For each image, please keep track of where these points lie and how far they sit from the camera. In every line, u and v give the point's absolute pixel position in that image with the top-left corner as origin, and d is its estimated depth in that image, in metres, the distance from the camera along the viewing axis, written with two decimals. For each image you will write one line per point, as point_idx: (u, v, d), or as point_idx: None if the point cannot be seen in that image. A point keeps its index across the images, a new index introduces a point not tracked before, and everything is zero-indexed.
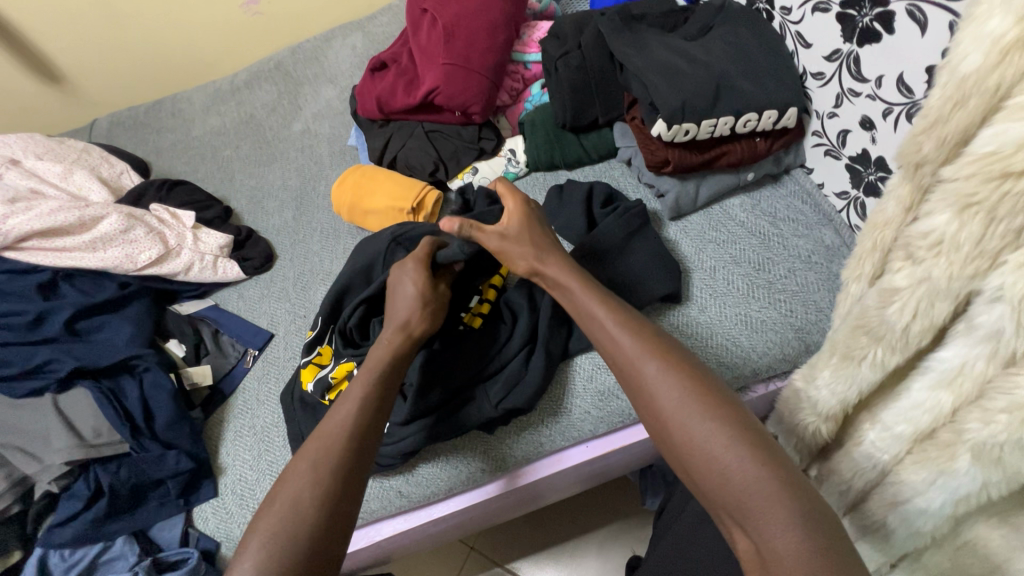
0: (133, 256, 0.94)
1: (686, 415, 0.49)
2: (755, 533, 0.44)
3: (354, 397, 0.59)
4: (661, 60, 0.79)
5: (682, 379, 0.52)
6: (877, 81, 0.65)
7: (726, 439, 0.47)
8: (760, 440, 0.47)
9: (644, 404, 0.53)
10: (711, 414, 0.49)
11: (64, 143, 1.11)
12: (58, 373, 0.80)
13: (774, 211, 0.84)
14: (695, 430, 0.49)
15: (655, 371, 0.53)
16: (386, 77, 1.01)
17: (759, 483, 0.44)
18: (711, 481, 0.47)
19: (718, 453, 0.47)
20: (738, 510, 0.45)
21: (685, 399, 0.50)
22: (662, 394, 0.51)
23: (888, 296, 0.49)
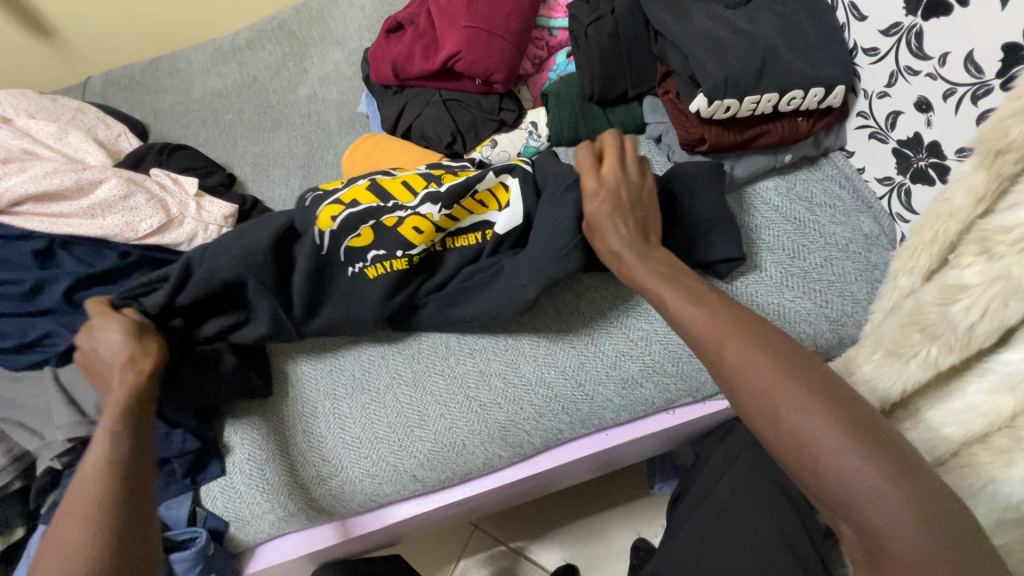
0: (133, 224, 0.88)
1: (781, 394, 0.45)
2: (868, 533, 0.41)
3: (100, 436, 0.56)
4: (703, 29, 0.74)
5: (772, 362, 0.47)
6: (940, 59, 0.62)
7: (833, 430, 0.43)
8: (879, 434, 0.43)
9: (726, 383, 0.49)
10: (823, 409, 0.44)
11: (58, 102, 1.05)
12: (58, 347, 0.77)
13: (811, 195, 0.79)
14: (786, 413, 0.45)
15: (732, 346, 0.49)
16: (402, 40, 0.94)
17: (874, 478, 0.40)
18: (819, 475, 0.43)
19: (817, 435, 0.43)
20: (845, 502, 0.41)
21: (786, 379, 0.46)
22: (758, 384, 0.47)
23: (952, 293, 0.47)
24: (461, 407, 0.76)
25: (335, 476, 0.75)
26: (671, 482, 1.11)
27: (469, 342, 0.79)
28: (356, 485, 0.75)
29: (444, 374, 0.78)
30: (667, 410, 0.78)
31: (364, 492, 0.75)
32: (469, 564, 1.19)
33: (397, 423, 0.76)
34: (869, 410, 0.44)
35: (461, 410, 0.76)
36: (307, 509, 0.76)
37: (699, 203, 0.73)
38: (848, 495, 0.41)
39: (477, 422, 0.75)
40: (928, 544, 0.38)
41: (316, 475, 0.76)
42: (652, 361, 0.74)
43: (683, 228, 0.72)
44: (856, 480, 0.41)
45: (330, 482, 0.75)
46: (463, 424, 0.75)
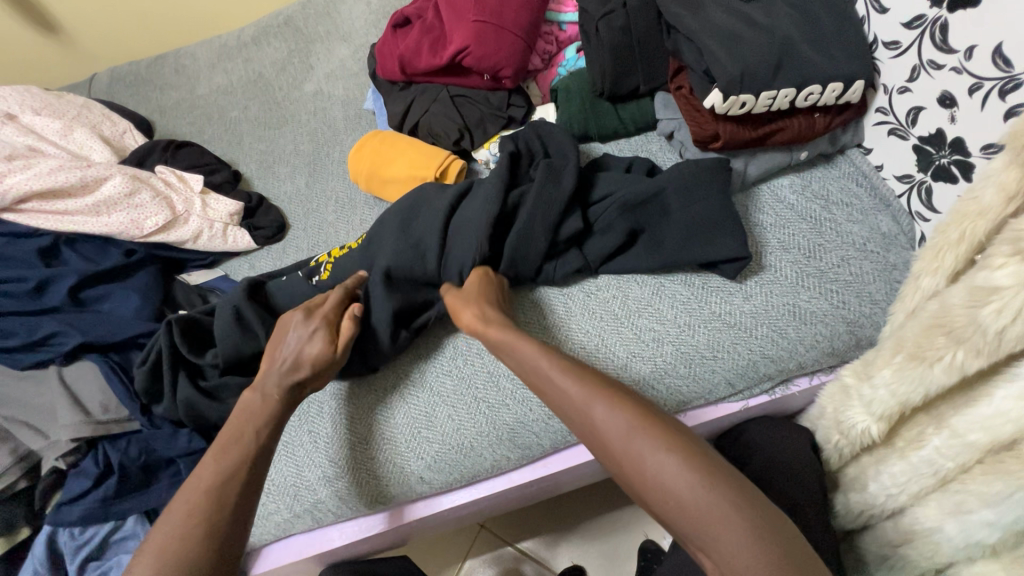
0: (139, 221, 0.88)
1: (635, 444, 0.50)
2: (717, 556, 0.44)
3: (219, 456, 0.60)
4: (718, 22, 0.72)
5: (627, 412, 0.52)
6: (966, 52, 0.60)
7: (683, 466, 0.47)
8: (715, 464, 0.48)
9: (593, 440, 0.53)
10: (670, 450, 0.48)
11: (63, 98, 1.04)
12: (64, 346, 0.76)
13: (828, 193, 0.77)
14: (645, 460, 0.48)
15: (596, 407, 0.53)
16: (409, 35, 0.93)
17: (716, 505, 0.45)
18: (662, 506, 0.47)
19: (667, 476, 0.47)
20: (699, 532, 0.45)
21: (635, 429, 0.50)
22: (608, 430, 0.52)
23: (982, 295, 0.46)
24: (469, 409, 0.74)
25: (340, 477, 0.74)
26: None
27: (476, 343, 0.78)
28: (362, 487, 0.74)
29: (452, 375, 0.77)
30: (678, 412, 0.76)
31: (369, 494, 0.74)
32: (475, 564, 1.18)
33: (402, 426, 0.75)
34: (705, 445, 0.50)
35: (470, 413, 0.74)
36: (311, 510, 0.75)
37: (709, 203, 0.71)
38: (702, 525, 0.44)
39: (484, 425, 0.74)
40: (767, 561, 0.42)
41: (321, 476, 0.75)
42: (663, 362, 0.71)
43: (686, 228, 0.72)
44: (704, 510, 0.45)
45: (336, 484, 0.74)
46: (470, 425, 0.74)
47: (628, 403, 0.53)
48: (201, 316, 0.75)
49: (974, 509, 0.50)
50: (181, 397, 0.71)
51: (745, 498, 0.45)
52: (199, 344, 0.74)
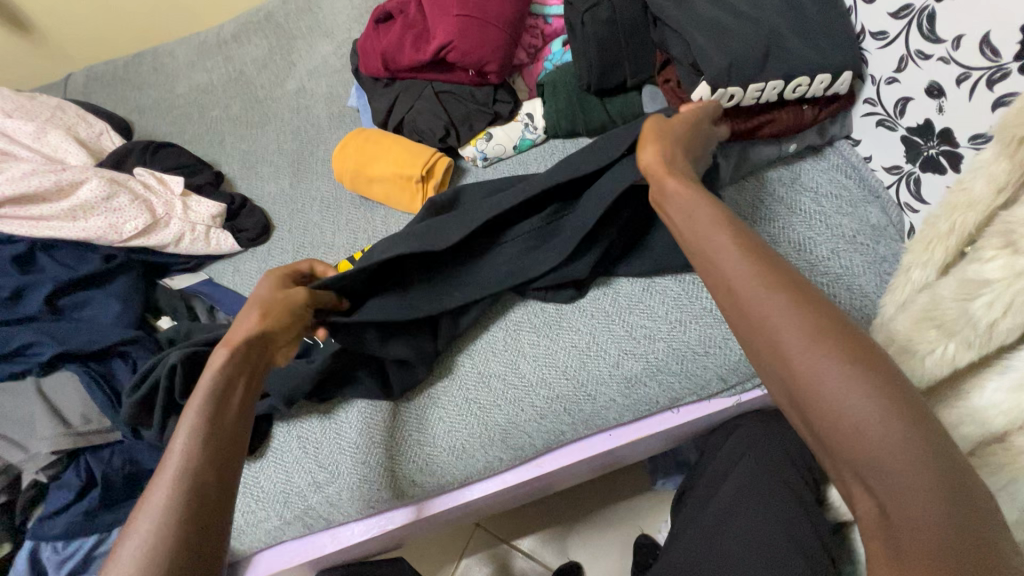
0: (118, 226, 0.86)
1: (813, 355, 0.39)
2: (892, 503, 0.36)
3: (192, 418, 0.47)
4: (705, 14, 0.71)
5: (812, 315, 0.40)
6: (953, 42, 0.59)
7: (878, 405, 0.36)
8: (915, 408, 0.37)
9: (754, 333, 0.43)
10: (846, 358, 0.38)
11: (36, 100, 1.01)
12: (41, 357, 0.74)
13: (817, 185, 0.77)
14: (823, 373, 0.38)
15: (773, 296, 0.42)
16: (392, 30, 0.91)
17: (892, 430, 0.36)
18: (833, 434, 0.38)
19: (850, 401, 0.37)
20: (863, 471, 0.37)
21: (816, 336, 0.39)
22: (783, 327, 0.40)
23: (973, 287, 0.46)
24: (473, 395, 0.74)
25: (331, 482, 0.73)
26: (675, 477, 1.10)
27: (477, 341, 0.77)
28: (353, 491, 0.73)
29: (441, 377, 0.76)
30: (671, 409, 0.75)
31: (360, 499, 0.73)
32: (471, 562, 1.18)
33: (410, 425, 0.74)
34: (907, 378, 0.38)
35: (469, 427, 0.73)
36: (303, 517, 0.74)
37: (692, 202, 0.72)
38: (870, 459, 0.36)
39: (475, 426, 0.73)
40: (955, 529, 0.34)
41: (311, 482, 0.74)
42: (655, 360, 0.72)
43: None
44: (892, 454, 0.36)
45: (326, 490, 0.73)
46: (460, 427, 0.73)
47: (819, 306, 0.41)
48: (205, 350, 0.70)
49: None
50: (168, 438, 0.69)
51: (930, 433, 0.36)
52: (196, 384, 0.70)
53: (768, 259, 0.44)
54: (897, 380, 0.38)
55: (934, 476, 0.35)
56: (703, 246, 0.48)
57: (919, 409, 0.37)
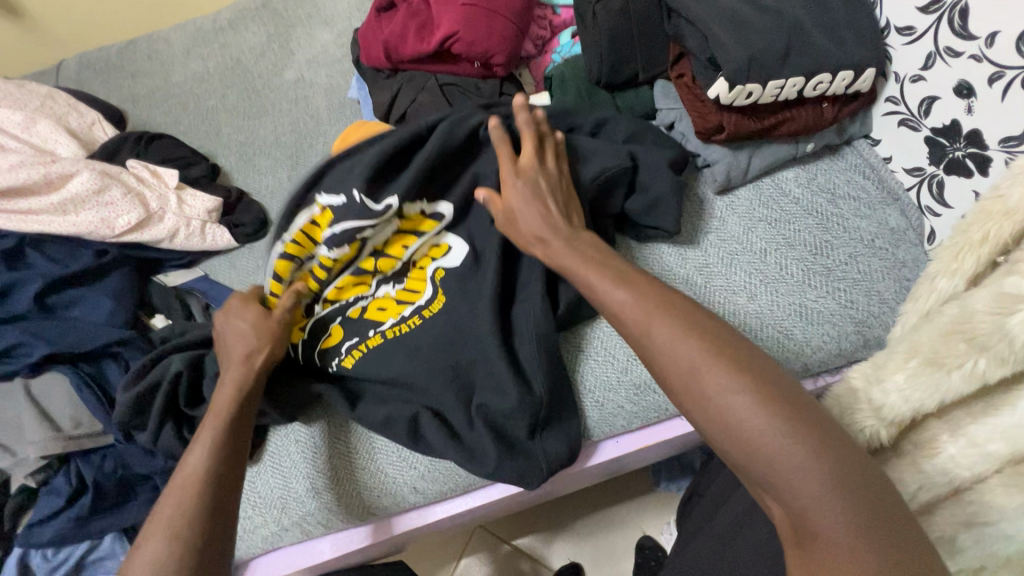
0: (110, 221, 0.83)
1: (701, 374, 0.44)
2: (792, 504, 0.39)
3: (207, 438, 0.54)
4: (724, 6, 0.67)
5: (697, 339, 0.45)
6: (988, 39, 0.57)
7: (767, 412, 0.40)
8: (802, 407, 0.41)
9: (653, 365, 0.48)
10: (731, 372, 0.43)
11: (26, 88, 0.98)
12: (30, 357, 0.72)
13: (834, 186, 0.74)
14: (712, 390, 0.43)
15: (655, 323, 0.47)
16: (395, 19, 0.87)
17: (779, 437, 0.39)
18: (737, 452, 0.41)
19: (740, 412, 0.41)
20: (771, 481, 0.40)
21: (704, 356, 0.44)
22: (675, 355, 0.45)
23: (1009, 302, 0.44)
24: None
25: (328, 488, 0.71)
26: (679, 480, 1.08)
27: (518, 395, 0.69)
28: (353, 497, 0.71)
29: None
30: (680, 416, 0.73)
31: (359, 505, 0.71)
32: (471, 563, 1.16)
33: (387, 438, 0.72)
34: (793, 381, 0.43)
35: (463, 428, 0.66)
36: (299, 524, 0.72)
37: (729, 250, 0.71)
38: (772, 471, 0.39)
39: None
40: (855, 519, 0.37)
41: (309, 488, 0.72)
42: None
43: None
44: (786, 459, 0.39)
45: (324, 496, 0.71)
46: None
47: (704, 332, 0.46)
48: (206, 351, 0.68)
49: (993, 520, 0.46)
50: (161, 443, 0.66)
51: (814, 429, 0.40)
52: (197, 393, 0.67)
53: (660, 295, 0.50)
54: (783, 386, 0.42)
55: (824, 469, 0.38)
56: (598, 298, 0.54)
57: (805, 407, 0.41)
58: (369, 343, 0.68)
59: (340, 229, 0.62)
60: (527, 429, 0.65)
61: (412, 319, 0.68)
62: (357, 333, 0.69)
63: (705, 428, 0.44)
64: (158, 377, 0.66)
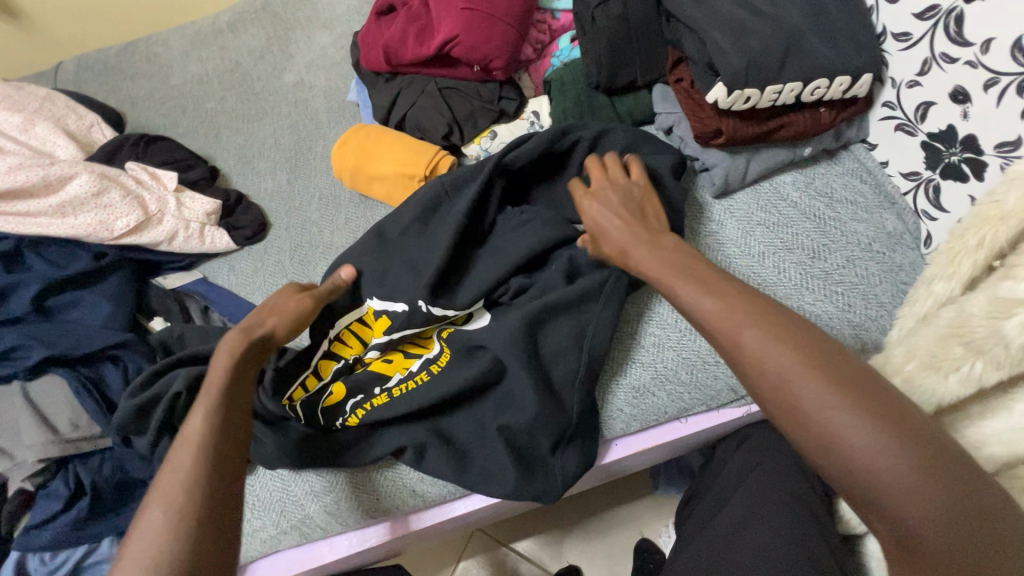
0: (109, 223, 0.83)
1: (796, 381, 0.41)
2: (890, 512, 0.37)
3: (207, 404, 0.50)
4: (722, 11, 0.68)
5: (788, 343, 0.43)
6: (983, 45, 0.57)
7: (866, 423, 0.38)
8: (899, 410, 0.39)
9: (742, 369, 0.44)
10: (828, 381, 0.40)
11: (24, 90, 0.98)
12: (27, 360, 0.72)
13: (831, 191, 0.75)
14: (807, 397, 0.40)
15: (743, 328, 0.44)
16: (394, 23, 0.88)
17: (881, 447, 0.37)
18: (835, 461, 0.39)
19: (836, 422, 0.39)
20: (867, 490, 0.38)
21: (800, 362, 0.42)
22: (770, 360, 0.42)
23: (1005, 306, 0.44)
24: None
25: (329, 491, 0.71)
26: (677, 482, 1.08)
27: None
28: (352, 499, 0.71)
29: None
30: (679, 419, 0.73)
31: (358, 508, 0.71)
32: (469, 565, 1.16)
33: None
34: (887, 385, 0.41)
35: (469, 433, 0.68)
36: (299, 527, 0.72)
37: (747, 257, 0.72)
38: (871, 481, 0.37)
39: None
40: (957, 527, 0.36)
41: (308, 491, 0.72)
42: (664, 368, 0.71)
43: None
44: (889, 471, 0.37)
45: (324, 498, 0.71)
46: None
47: (795, 333, 0.44)
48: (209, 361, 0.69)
49: None
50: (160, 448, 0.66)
51: (916, 433, 0.38)
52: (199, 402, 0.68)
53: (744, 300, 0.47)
54: (876, 391, 0.40)
55: (929, 477, 0.37)
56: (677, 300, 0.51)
57: (902, 411, 0.39)
58: (374, 401, 0.69)
59: (380, 303, 0.72)
60: (536, 438, 0.65)
61: (420, 375, 0.69)
62: (360, 390, 0.70)
63: (794, 436, 0.42)
64: (160, 386, 0.67)
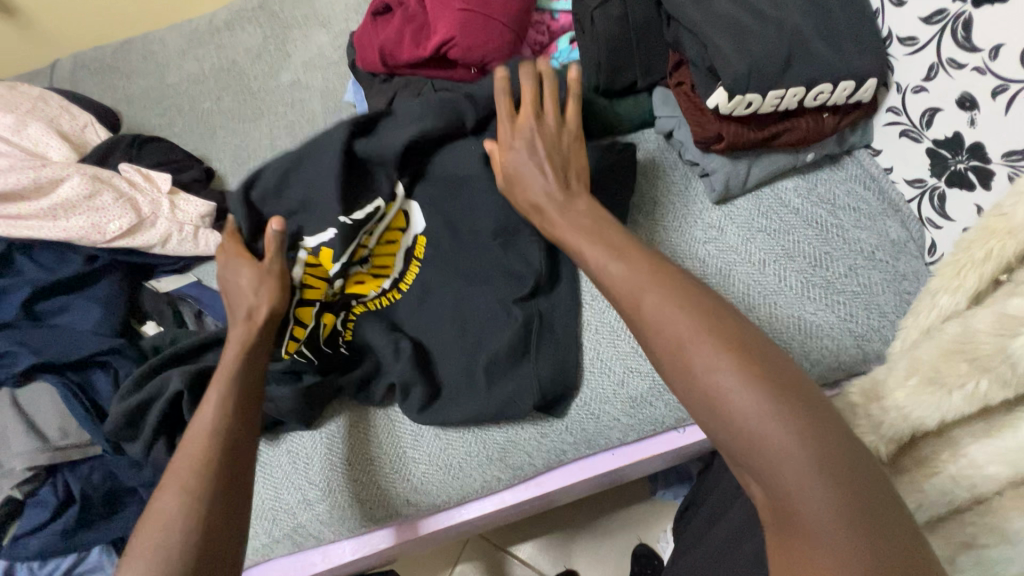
0: (101, 226, 0.82)
1: (695, 353, 0.42)
2: (777, 489, 0.37)
3: (215, 398, 0.54)
4: (724, 14, 0.66)
5: (694, 319, 0.43)
6: (992, 51, 0.56)
7: (755, 396, 0.39)
8: (793, 390, 0.39)
9: (651, 342, 0.45)
10: (726, 354, 0.41)
11: (17, 90, 0.96)
12: (17, 366, 0.71)
13: (834, 197, 0.73)
14: (704, 371, 0.41)
15: (649, 296, 0.46)
16: (390, 23, 0.86)
17: (768, 421, 0.38)
18: (726, 432, 0.40)
19: (730, 395, 0.39)
20: (756, 464, 0.38)
21: (701, 336, 0.42)
22: (675, 333, 0.43)
23: (1012, 324, 0.43)
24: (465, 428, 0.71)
25: (323, 500, 0.70)
26: (675, 487, 1.08)
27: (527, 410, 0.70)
28: (346, 508, 0.70)
29: None
30: (677, 428, 0.72)
31: (351, 517, 0.70)
32: (466, 569, 1.16)
33: (387, 446, 0.71)
34: (786, 361, 0.41)
35: None
36: (291, 535, 0.71)
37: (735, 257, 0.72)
38: (758, 452, 0.38)
39: (474, 444, 0.70)
40: (841, 507, 0.35)
41: (302, 499, 0.71)
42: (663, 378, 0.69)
43: None
44: (774, 445, 0.37)
45: (317, 507, 0.70)
46: (458, 444, 0.70)
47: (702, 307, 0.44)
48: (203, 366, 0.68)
49: (991, 542, 0.45)
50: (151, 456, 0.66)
51: (806, 411, 0.38)
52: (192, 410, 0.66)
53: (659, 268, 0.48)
54: (776, 365, 0.41)
55: (813, 453, 0.37)
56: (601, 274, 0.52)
57: (796, 388, 0.39)
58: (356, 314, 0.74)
59: (313, 239, 0.67)
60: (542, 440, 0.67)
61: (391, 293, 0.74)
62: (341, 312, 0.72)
63: (695, 408, 0.42)
64: (152, 390, 0.66)
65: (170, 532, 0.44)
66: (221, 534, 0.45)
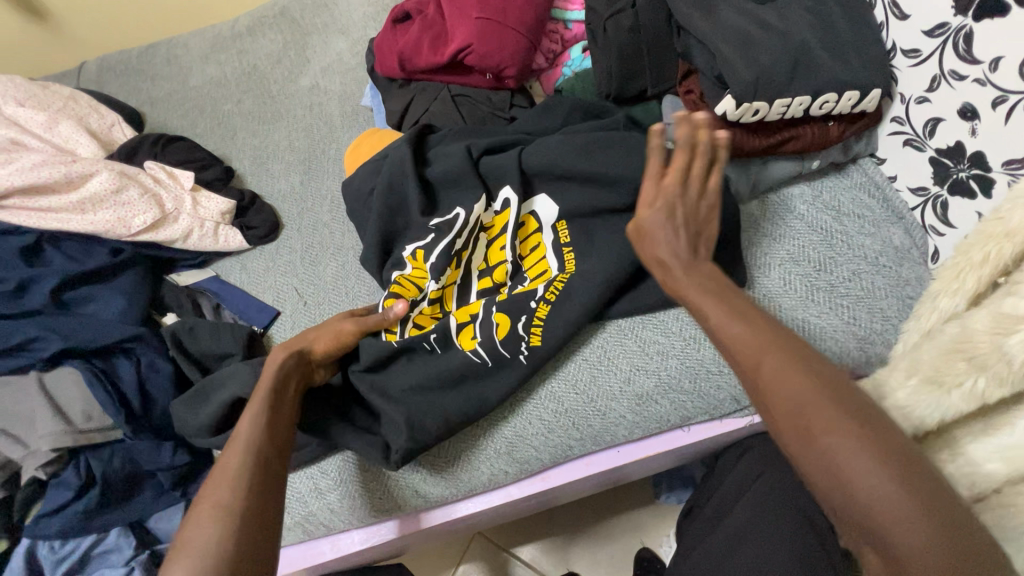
0: (126, 220, 0.85)
1: (811, 418, 0.40)
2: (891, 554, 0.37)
3: (255, 414, 0.57)
4: (733, 24, 0.69)
5: (808, 377, 0.42)
6: (991, 63, 0.58)
7: (875, 468, 0.37)
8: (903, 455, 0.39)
9: (759, 403, 0.44)
10: (849, 420, 0.39)
11: (49, 89, 1.00)
12: (44, 351, 0.74)
13: (839, 204, 0.75)
14: (818, 439, 0.39)
15: (767, 357, 0.44)
16: (409, 31, 0.89)
17: (886, 490, 0.37)
18: (840, 500, 0.38)
19: (847, 465, 0.38)
20: (868, 532, 0.38)
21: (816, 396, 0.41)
22: (784, 392, 0.42)
23: (1008, 323, 0.45)
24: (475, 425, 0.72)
25: (334, 490, 0.72)
26: (679, 492, 1.08)
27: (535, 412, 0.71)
28: (355, 499, 0.71)
29: None
30: (682, 427, 0.73)
31: (361, 507, 0.72)
32: (469, 569, 1.17)
33: None
34: (892, 423, 0.40)
35: None
36: (303, 523, 0.73)
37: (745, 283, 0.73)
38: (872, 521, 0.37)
39: (482, 437, 0.71)
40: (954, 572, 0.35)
41: (313, 488, 0.72)
42: (668, 378, 0.71)
43: None
44: (888, 514, 0.37)
45: (328, 497, 0.72)
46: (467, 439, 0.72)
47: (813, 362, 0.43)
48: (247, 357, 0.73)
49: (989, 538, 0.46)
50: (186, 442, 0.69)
51: (920, 481, 0.37)
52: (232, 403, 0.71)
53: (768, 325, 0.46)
54: (886, 432, 0.39)
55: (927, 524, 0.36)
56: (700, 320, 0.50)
57: (907, 456, 0.38)
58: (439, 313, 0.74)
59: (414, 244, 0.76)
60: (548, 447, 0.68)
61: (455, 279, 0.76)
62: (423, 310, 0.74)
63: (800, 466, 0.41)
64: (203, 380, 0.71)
65: (210, 529, 0.46)
66: (260, 533, 0.48)
